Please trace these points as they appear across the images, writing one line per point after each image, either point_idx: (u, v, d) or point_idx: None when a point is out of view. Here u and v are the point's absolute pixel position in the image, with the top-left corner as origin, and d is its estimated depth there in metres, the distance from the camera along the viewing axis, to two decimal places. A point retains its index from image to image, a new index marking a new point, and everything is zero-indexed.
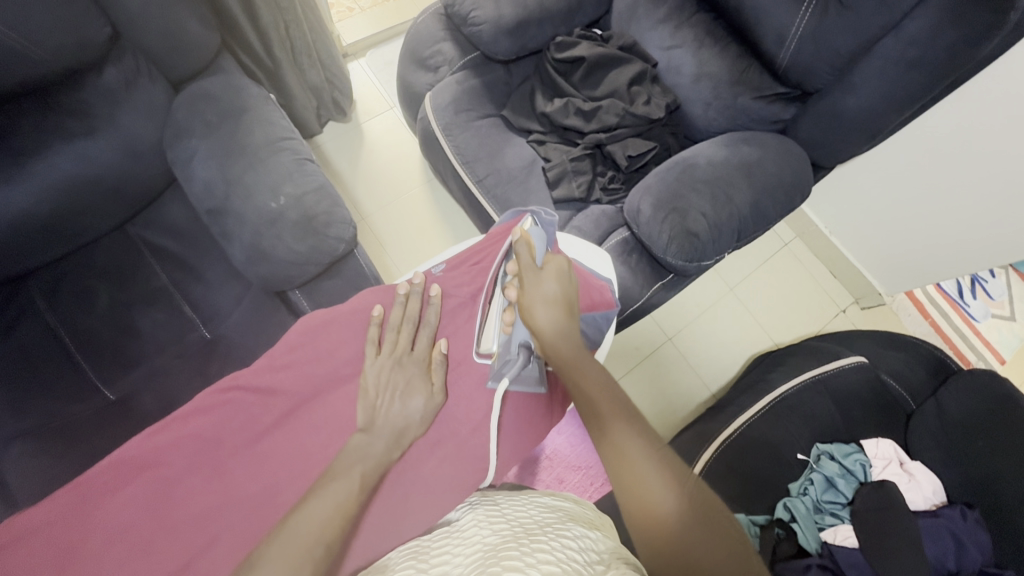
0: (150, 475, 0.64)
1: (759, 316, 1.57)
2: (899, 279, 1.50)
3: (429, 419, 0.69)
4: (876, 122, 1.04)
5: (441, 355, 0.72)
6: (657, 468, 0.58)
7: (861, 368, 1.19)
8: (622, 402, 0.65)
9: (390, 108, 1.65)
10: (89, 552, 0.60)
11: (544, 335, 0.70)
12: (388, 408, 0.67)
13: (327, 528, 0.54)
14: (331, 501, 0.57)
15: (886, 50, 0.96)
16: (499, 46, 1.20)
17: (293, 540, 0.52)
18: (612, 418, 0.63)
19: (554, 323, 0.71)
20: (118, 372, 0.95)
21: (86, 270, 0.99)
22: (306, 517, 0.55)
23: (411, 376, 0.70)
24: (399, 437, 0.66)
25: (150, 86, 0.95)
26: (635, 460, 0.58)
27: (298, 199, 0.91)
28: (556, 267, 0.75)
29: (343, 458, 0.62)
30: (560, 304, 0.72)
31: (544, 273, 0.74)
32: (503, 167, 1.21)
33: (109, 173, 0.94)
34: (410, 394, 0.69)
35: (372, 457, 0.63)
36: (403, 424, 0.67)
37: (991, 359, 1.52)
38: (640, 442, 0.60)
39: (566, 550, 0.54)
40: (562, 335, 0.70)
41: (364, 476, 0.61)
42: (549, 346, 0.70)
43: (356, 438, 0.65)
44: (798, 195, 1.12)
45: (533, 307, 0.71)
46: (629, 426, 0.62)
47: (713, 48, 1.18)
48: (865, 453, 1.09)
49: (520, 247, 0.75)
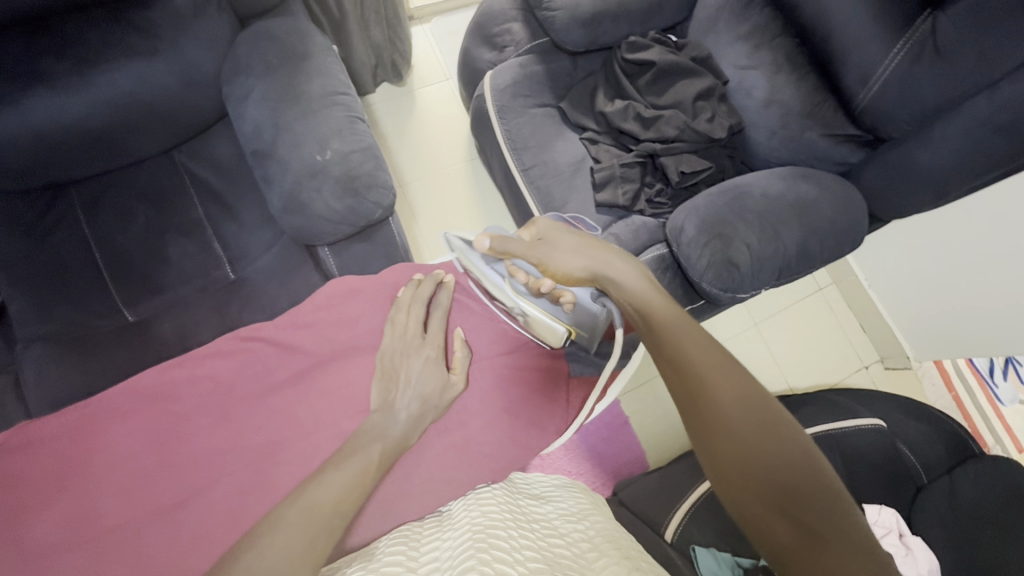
0: (161, 409, 0.64)
1: (778, 357, 1.53)
2: (930, 345, 1.44)
3: (447, 405, 0.68)
4: (949, 181, 0.98)
5: (463, 342, 0.73)
6: (743, 439, 0.51)
7: (877, 432, 1.15)
8: (719, 361, 0.56)
9: (447, 79, 1.62)
10: (90, 472, 0.60)
11: (608, 273, 0.68)
12: (404, 385, 0.66)
13: (344, 501, 0.54)
14: (350, 473, 0.56)
15: (976, 109, 0.91)
16: (571, 36, 1.16)
17: (311, 509, 0.52)
18: (704, 392, 0.54)
19: (594, 260, 0.69)
20: (142, 296, 0.96)
21: (128, 189, 0.99)
22: (323, 487, 0.54)
23: (427, 360, 0.68)
24: (416, 421, 0.65)
25: (218, 17, 0.94)
26: (722, 428, 0.52)
27: (343, 157, 0.89)
28: (546, 226, 0.72)
29: (362, 434, 0.61)
30: (585, 245, 0.70)
31: (551, 237, 0.71)
32: (551, 160, 1.19)
33: (165, 98, 0.94)
34: (424, 378, 0.67)
35: (391, 437, 0.62)
36: (420, 408, 0.65)
37: (1010, 445, 1.44)
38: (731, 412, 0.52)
39: (555, 549, 0.54)
40: (610, 262, 0.69)
41: (383, 454, 0.60)
42: (611, 283, 0.68)
43: (373, 419, 0.64)
44: (847, 243, 1.07)
45: (566, 261, 0.70)
46: (738, 414, 0.52)
47: (790, 75, 1.13)
48: (866, 519, 1.07)
49: (501, 250, 0.71)
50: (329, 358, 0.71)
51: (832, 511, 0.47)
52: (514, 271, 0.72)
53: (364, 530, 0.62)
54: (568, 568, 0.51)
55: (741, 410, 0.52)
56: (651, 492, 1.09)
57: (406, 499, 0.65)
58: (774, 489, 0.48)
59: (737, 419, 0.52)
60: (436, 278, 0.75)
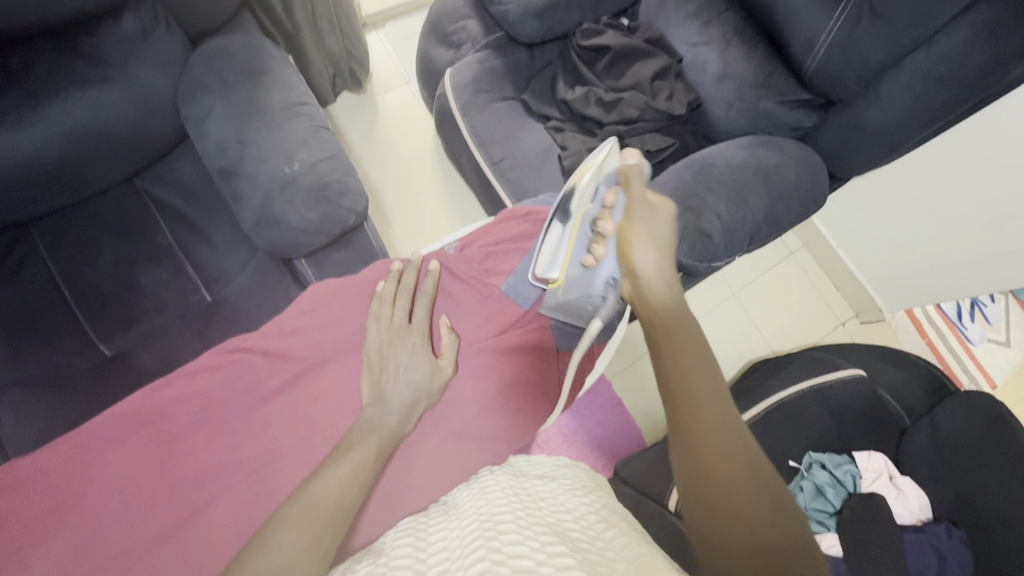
0: (155, 431, 0.63)
1: (759, 323, 1.57)
2: (898, 294, 1.50)
3: (438, 390, 0.69)
4: (900, 134, 1.03)
5: (447, 327, 0.74)
6: (722, 415, 0.52)
7: (860, 382, 1.18)
8: (704, 349, 0.58)
9: (407, 84, 1.62)
10: (84, 503, 0.59)
11: (648, 275, 0.65)
12: (394, 377, 0.67)
13: (344, 498, 0.54)
14: (347, 468, 0.56)
15: (916, 65, 0.95)
16: (525, 27, 1.18)
17: (311, 507, 0.52)
18: (692, 370, 0.55)
19: (657, 263, 0.66)
20: (118, 329, 0.94)
21: (92, 221, 0.97)
22: (323, 483, 0.54)
23: (415, 349, 0.69)
24: (411, 411, 0.66)
25: (168, 38, 0.92)
26: (705, 398, 0.53)
27: (312, 166, 0.89)
28: (669, 209, 0.71)
29: (359, 430, 0.62)
30: (664, 248, 0.69)
31: (654, 213, 0.71)
32: (519, 151, 1.20)
33: (120, 125, 0.92)
34: (413, 366, 0.68)
35: (386, 428, 0.63)
36: (413, 397, 0.66)
37: (983, 382, 1.56)
38: (714, 390, 0.54)
39: (564, 523, 0.56)
40: (664, 278, 0.66)
41: (379, 446, 0.61)
42: (650, 292, 0.65)
43: (366, 413, 0.64)
44: (812, 204, 1.11)
45: (631, 229, 0.68)
46: (715, 396, 0.53)
47: (741, 48, 1.16)
48: (856, 466, 1.11)
49: (631, 174, 0.72)
50: (320, 361, 0.71)
51: (786, 497, 0.49)
52: (609, 198, 0.73)
53: (371, 526, 0.62)
54: (586, 549, 0.51)
55: (715, 386, 0.54)
56: (650, 464, 1.11)
57: (411, 495, 0.66)
58: (742, 467, 0.48)
59: (714, 398, 0.53)
60: (419, 266, 0.77)
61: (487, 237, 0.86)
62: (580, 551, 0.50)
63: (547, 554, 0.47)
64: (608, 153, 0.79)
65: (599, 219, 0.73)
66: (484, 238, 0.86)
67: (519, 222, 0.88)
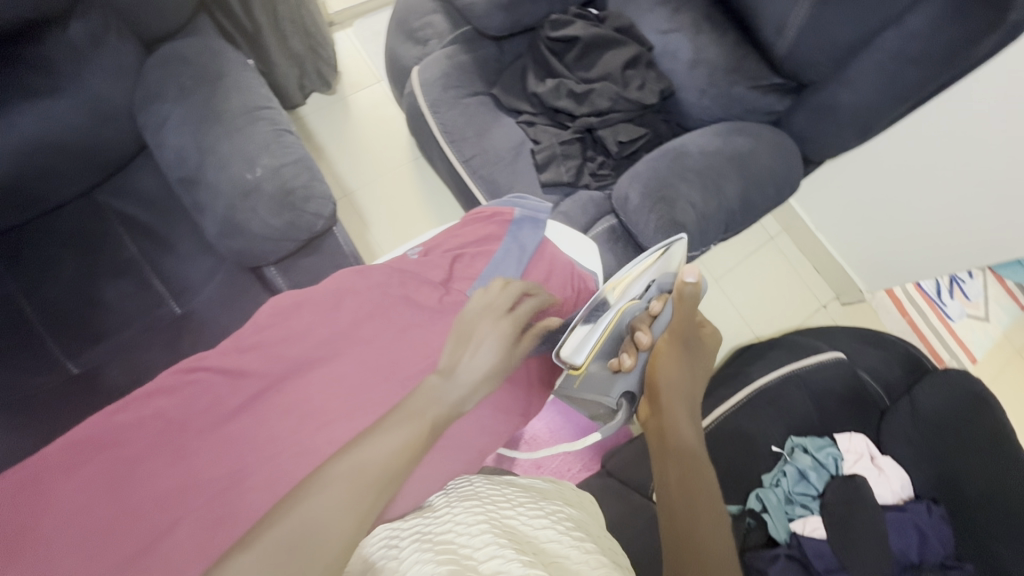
0: (109, 456, 0.61)
1: (741, 309, 1.57)
2: (877, 275, 1.51)
3: (501, 375, 0.67)
4: (872, 115, 1.02)
5: (540, 329, 0.71)
6: (698, 472, 0.64)
7: (839, 364, 1.19)
8: (693, 418, 0.71)
9: (378, 82, 1.59)
10: (37, 535, 0.56)
11: (676, 397, 0.71)
12: (469, 353, 0.65)
13: (390, 464, 0.55)
14: (401, 435, 0.57)
15: (886, 44, 0.95)
16: (492, 21, 1.16)
17: (353, 474, 0.53)
18: (681, 431, 0.68)
19: (681, 392, 0.72)
20: (84, 346, 0.91)
21: (50, 237, 0.94)
22: (376, 449, 0.55)
23: (499, 337, 0.67)
24: (473, 391, 0.64)
25: (120, 44, 0.90)
26: (687, 455, 0.66)
27: (275, 171, 0.87)
28: (706, 343, 0.79)
29: (415, 403, 0.60)
30: (698, 380, 0.76)
31: (697, 343, 0.77)
32: (491, 147, 1.18)
33: (74, 136, 0.89)
34: (484, 351, 0.65)
35: (447, 402, 0.62)
36: (479, 378, 0.64)
37: (964, 358, 1.58)
38: (694, 450, 0.67)
39: (539, 536, 0.55)
40: (691, 405, 0.72)
41: (437, 418, 0.60)
42: (674, 416, 0.69)
43: (431, 380, 0.63)
44: (786, 189, 1.11)
45: (665, 358, 0.74)
46: (694, 454, 0.66)
47: (711, 34, 1.15)
48: (838, 448, 1.12)
49: (687, 295, 0.74)
50: (281, 377, 0.67)
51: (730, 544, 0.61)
52: (658, 307, 0.77)
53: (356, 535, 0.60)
54: (558, 563, 0.51)
55: (695, 447, 0.67)
56: (635, 456, 1.10)
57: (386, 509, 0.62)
58: (704, 515, 0.61)
59: (693, 456, 0.66)
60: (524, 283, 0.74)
61: (450, 241, 0.87)
62: (552, 564, 0.49)
63: (518, 562, 0.46)
64: (662, 258, 0.82)
65: (643, 326, 0.75)
66: (450, 242, 0.86)
67: (478, 224, 0.89)
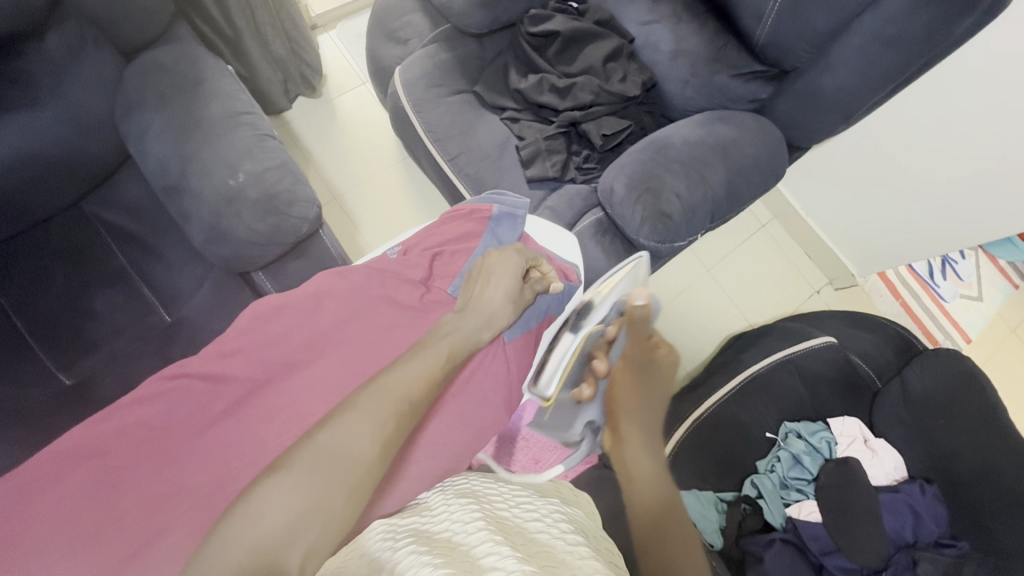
0: (89, 466, 0.60)
1: (734, 297, 1.58)
2: (868, 258, 1.52)
3: (511, 309, 0.74)
4: (854, 100, 1.03)
5: (543, 286, 0.81)
6: (665, 501, 0.67)
7: (830, 348, 1.19)
8: (655, 440, 0.73)
9: (363, 83, 1.59)
10: (20, 546, 0.56)
11: (635, 439, 0.72)
12: (482, 292, 0.73)
13: (414, 388, 0.58)
14: (430, 360, 0.62)
15: (864, 28, 0.95)
16: (471, 18, 1.16)
17: (382, 395, 0.55)
18: (644, 460, 0.71)
19: (643, 424, 0.73)
20: (76, 357, 0.92)
21: (37, 250, 0.94)
22: (400, 376, 0.58)
23: (508, 275, 0.76)
24: (485, 324, 0.71)
25: (98, 55, 0.90)
26: (651, 484, 0.68)
27: (258, 176, 0.87)
28: (667, 363, 0.82)
29: (436, 333, 0.67)
30: (661, 406, 0.77)
31: (656, 363, 0.80)
32: (475, 144, 1.18)
33: (57, 149, 0.89)
34: (497, 285, 0.74)
35: (461, 332, 0.68)
36: (491, 311, 0.72)
37: (959, 338, 1.58)
38: (658, 477, 0.70)
39: (536, 536, 0.56)
40: (651, 437, 0.73)
41: (454, 346, 0.65)
42: (632, 444, 0.72)
43: (450, 318, 0.70)
44: (772, 176, 1.12)
45: (622, 388, 0.76)
46: (658, 481, 0.69)
47: (691, 24, 1.15)
48: (831, 432, 1.12)
49: (637, 317, 0.86)
50: (265, 381, 0.67)
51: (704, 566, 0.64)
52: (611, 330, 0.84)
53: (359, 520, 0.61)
54: (553, 562, 0.51)
55: (658, 475, 0.69)
56: None
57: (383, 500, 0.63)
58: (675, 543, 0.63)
59: (658, 485, 0.69)
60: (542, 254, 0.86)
61: (430, 240, 0.86)
62: (547, 564, 0.50)
63: (514, 559, 0.46)
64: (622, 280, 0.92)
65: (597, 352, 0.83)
66: (430, 242, 0.86)
67: (455, 222, 0.90)
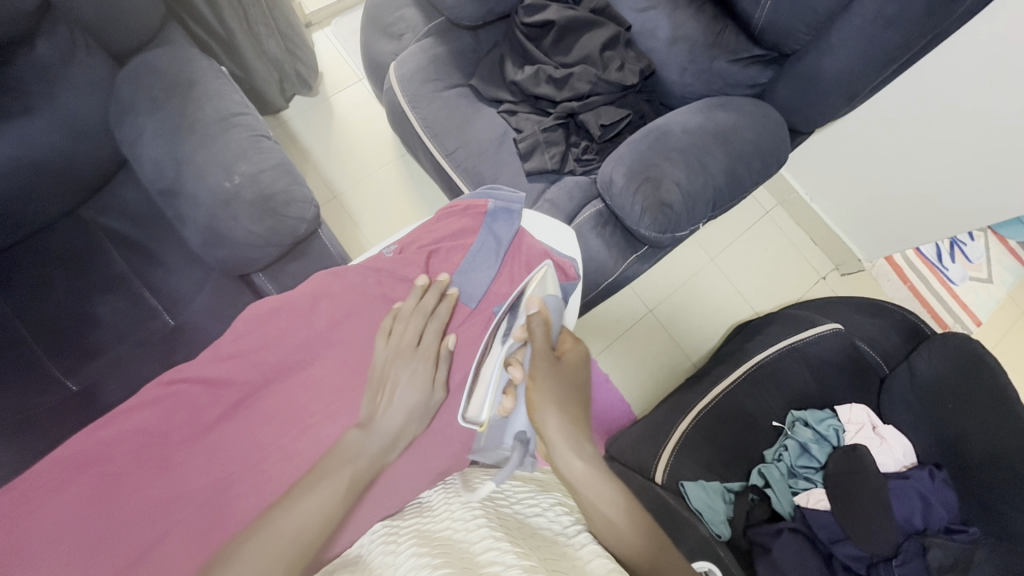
0: (93, 474, 0.61)
1: (739, 286, 1.56)
2: (874, 243, 1.50)
3: (429, 413, 0.66)
4: (855, 82, 1.01)
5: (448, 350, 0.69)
6: (620, 522, 0.58)
7: (838, 335, 1.17)
8: (585, 447, 0.62)
9: (359, 80, 1.58)
10: (29, 553, 0.57)
11: (557, 444, 0.62)
12: (388, 404, 0.63)
13: (307, 532, 0.54)
14: (316, 500, 0.56)
15: (864, 8, 0.93)
16: (464, 10, 1.14)
17: (263, 548, 0.52)
18: (581, 478, 0.60)
19: (563, 427, 0.62)
20: (79, 363, 0.92)
21: (37, 258, 0.94)
22: (291, 515, 0.54)
23: (417, 370, 0.66)
24: (396, 441, 0.63)
25: (90, 60, 0.89)
26: (599, 509, 0.59)
27: (253, 177, 0.87)
28: (575, 356, 0.69)
29: (335, 456, 0.60)
30: (577, 402, 0.66)
31: (564, 363, 0.67)
32: (472, 139, 1.17)
33: (53, 156, 0.89)
34: (410, 386, 0.65)
35: (365, 457, 0.60)
36: (406, 420, 0.64)
37: (969, 321, 1.56)
38: (601, 491, 0.60)
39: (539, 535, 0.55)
40: (575, 443, 0.62)
41: (354, 477, 0.59)
42: (565, 459, 0.61)
43: (351, 434, 0.61)
44: (774, 162, 1.10)
45: (542, 402, 0.63)
46: (604, 497, 0.59)
47: (687, 10, 1.13)
48: (839, 419, 1.12)
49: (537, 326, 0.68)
50: (263, 383, 0.68)
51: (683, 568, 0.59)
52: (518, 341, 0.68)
53: (359, 525, 0.63)
54: (555, 559, 0.50)
55: (602, 486, 0.60)
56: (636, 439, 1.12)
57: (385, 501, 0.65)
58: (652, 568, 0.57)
59: (605, 506, 0.59)
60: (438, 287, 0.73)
61: (425, 237, 0.84)
62: (549, 561, 0.49)
63: (514, 556, 0.46)
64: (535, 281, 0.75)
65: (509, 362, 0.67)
66: (426, 239, 0.84)
67: (451, 217, 0.87)
